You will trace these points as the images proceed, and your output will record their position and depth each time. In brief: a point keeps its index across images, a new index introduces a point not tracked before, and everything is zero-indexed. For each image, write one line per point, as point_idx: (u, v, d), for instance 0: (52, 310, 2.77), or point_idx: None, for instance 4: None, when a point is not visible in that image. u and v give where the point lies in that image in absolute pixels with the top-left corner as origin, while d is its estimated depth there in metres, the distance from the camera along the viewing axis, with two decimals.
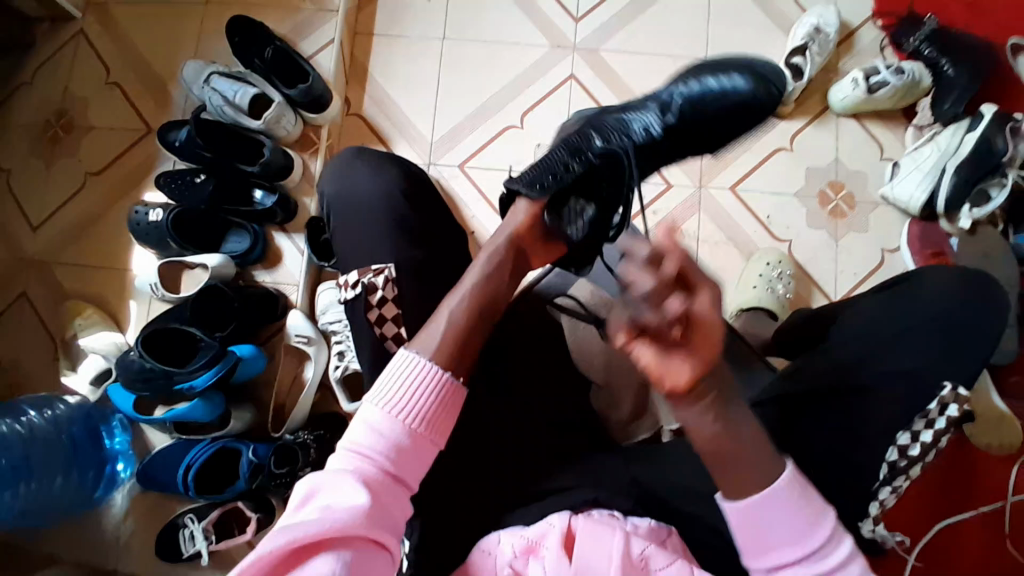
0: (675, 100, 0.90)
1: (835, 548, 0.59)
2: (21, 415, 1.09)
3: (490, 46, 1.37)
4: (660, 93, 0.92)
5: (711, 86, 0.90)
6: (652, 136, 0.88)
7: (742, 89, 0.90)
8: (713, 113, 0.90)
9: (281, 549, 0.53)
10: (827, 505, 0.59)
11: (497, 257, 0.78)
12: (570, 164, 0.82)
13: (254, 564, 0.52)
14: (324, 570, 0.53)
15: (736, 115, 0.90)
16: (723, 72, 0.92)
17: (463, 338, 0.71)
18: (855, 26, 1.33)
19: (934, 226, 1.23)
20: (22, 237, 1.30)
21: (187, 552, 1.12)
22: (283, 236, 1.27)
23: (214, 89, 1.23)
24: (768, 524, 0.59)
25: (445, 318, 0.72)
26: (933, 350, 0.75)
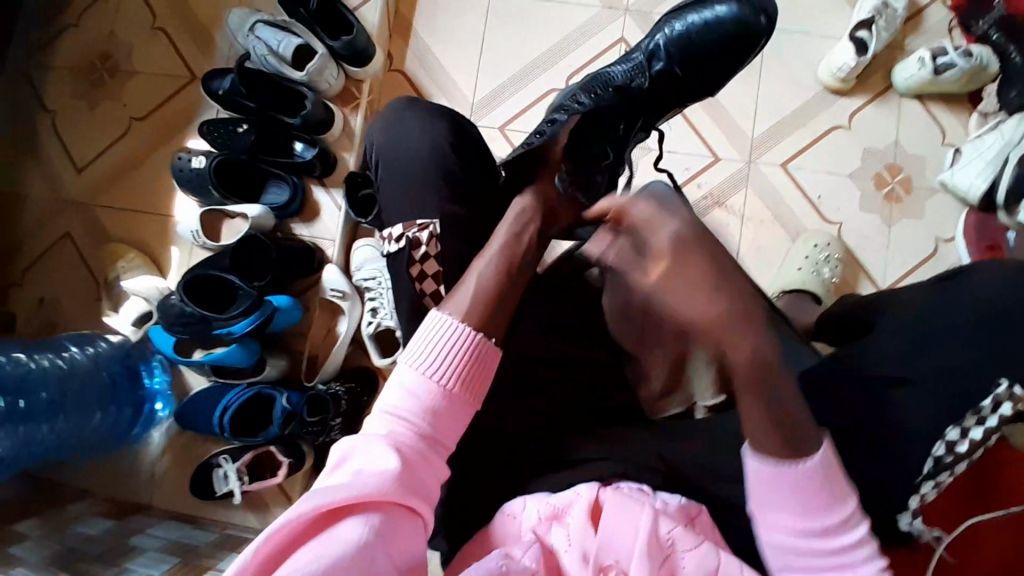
0: (661, 46, 1.00)
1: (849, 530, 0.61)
2: (64, 351, 1.12)
3: (540, 6, 1.33)
4: (646, 43, 1.02)
5: (694, 21, 1.00)
6: (641, 77, 0.99)
7: (726, 16, 0.99)
8: (712, 50, 1.00)
9: (308, 515, 0.54)
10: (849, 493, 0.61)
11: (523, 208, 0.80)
12: (551, 126, 0.91)
13: (284, 527, 0.53)
14: (352, 533, 0.54)
15: (726, 46, 1.00)
16: (706, 5, 1.01)
17: (494, 301, 0.70)
18: (925, 2, 1.26)
19: (991, 219, 1.17)
20: (67, 178, 1.32)
21: (219, 491, 1.16)
22: (322, 190, 1.27)
23: (259, 37, 1.23)
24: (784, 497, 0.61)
25: (474, 281, 0.71)
26: (987, 345, 0.72)
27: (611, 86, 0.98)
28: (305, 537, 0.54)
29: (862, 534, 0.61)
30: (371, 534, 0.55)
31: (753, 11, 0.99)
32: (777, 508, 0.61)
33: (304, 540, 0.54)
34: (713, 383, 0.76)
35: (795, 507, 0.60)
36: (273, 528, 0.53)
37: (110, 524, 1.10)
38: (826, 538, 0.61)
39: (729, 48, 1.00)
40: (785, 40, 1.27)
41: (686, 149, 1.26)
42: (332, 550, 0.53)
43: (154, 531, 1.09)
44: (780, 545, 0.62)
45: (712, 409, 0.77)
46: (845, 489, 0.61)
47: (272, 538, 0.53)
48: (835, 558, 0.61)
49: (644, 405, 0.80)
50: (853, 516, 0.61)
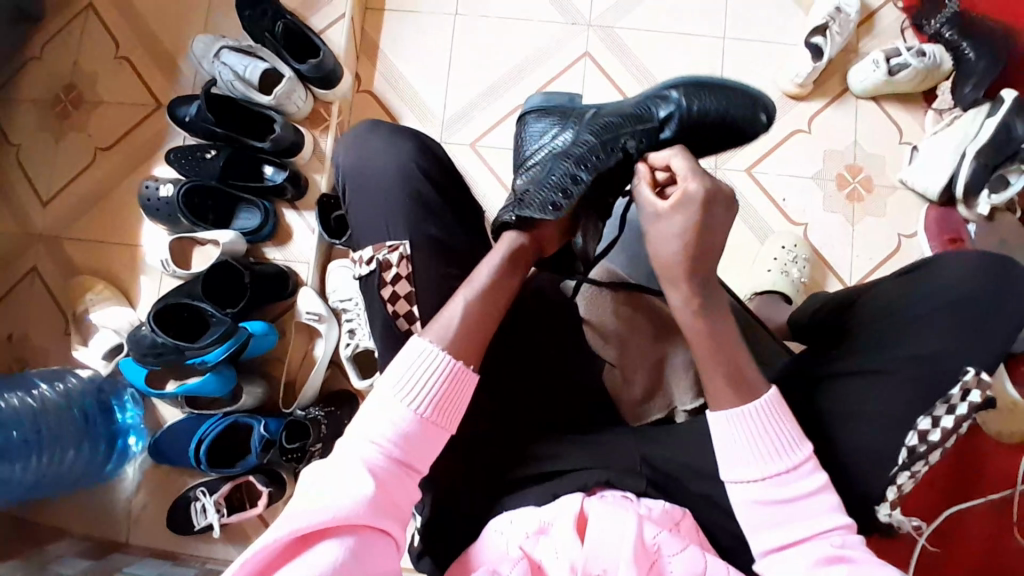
0: (675, 112, 0.82)
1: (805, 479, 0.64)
2: (32, 389, 1.09)
3: (505, 23, 1.35)
4: (651, 103, 0.83)
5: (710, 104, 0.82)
6: (649, 139, 0.81)
7: (733, 110, 0.83)
8: (716, 137, 0.84)
9: (284, 540, 0.53)
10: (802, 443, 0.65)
11: (513, 247, 0.75)
12: (572, 184, 0.78)
13: (258, 553, 0.52)
14: (329, 558, 0.54)
15: (721, 140, 0.84)
16: (716, 88, 0.83)
17: (478, 330, 0.69)
18: (876, 7, 1.30)
19: (952, 213, 1.21)
20: (32, 211, 1.29)
21: (198, 525, 1.13)
22: (294, 213, 1.26)
23: (224, 63, 1.22)
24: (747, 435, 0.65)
25: (459, 310, 0.69)
26: (953, 333, 0.74)
27: (624, 133, 0.80)
28: (280, 562, 0.54)
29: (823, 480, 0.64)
30: (347, 556, 0.55)
31: (757, 111, 0.84)
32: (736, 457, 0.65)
33: (279, 565, 0.54)
34: (689, 387, 0.81)
35: (756, 452, 0.64)
36: (248, 554, 0.52)
37: (88, 563, 1.07)
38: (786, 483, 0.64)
39: (726, 134, 0.84)
40: (744, 48, 1.31)
41: None
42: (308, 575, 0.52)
43: (133, 569, 1.06)
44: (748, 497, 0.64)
45: (693, 412, 0.80)
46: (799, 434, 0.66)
47: (247, 564, 0.52)
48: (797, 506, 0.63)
49: (625, 412, 0.82)
50: (811, 462, 0.65)
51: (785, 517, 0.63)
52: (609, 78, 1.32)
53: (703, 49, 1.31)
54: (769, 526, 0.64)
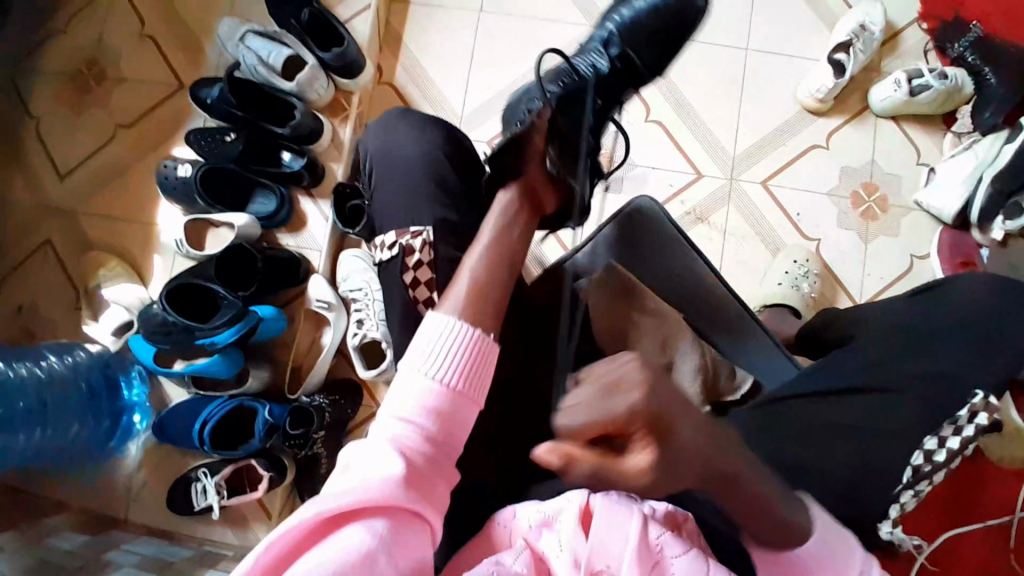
0: (613, 36, 0.94)
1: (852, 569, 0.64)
2: (41, 360, 1.10)
3: (527, 23, 1.35)
4: (592, 43, 0.96)
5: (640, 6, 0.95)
6: (598, 69, 0.92)
7: (668, 0, 0.94)
8: (656, 15, 0.94)
9: (311, 520, 0.52)
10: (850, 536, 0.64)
11: (506, 203, 0.79)
12: (528, 113, 0.84)
13: (286, 534, 0.51)
14: (358, 540, 0.53)
15: (665, 17, 0.94)
16: None
17: (483, 294, 0.71)
18: (901, 27, 1.30)
19: (966, 236, 1.21)
20: (49, 185, 1.30)
21: (199, 506, 1.14)
22: (309, 201, 1.27)
23: (249, 48, 1.23)
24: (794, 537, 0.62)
25: (466, 280, 0.72)
26: (964, 355, 0.75)
27: (568, 74, 0.91)
28: (309, 544, 0.53)
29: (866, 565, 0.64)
30: (377, 540, 0.53)
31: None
32: (809, 566, 0.63)
33: (308, 547, 0.52)
34: (697, 391, 0.79)
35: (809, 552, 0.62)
36: (275, 534, 0.51)
37: (86, 538, 1.07)
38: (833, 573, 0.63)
39: (679, 28, 0.95)
40: (765, 61, 1.31)
41: (669, 165, 1.29)
42: (336, 557, 0.51)
43: (132, 547, 1.07)
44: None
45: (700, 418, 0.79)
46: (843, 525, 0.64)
47: (276, 546, 0.51)
48: None
49: None
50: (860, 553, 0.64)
51: None
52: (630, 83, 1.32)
53: (724, 60, 1.31)
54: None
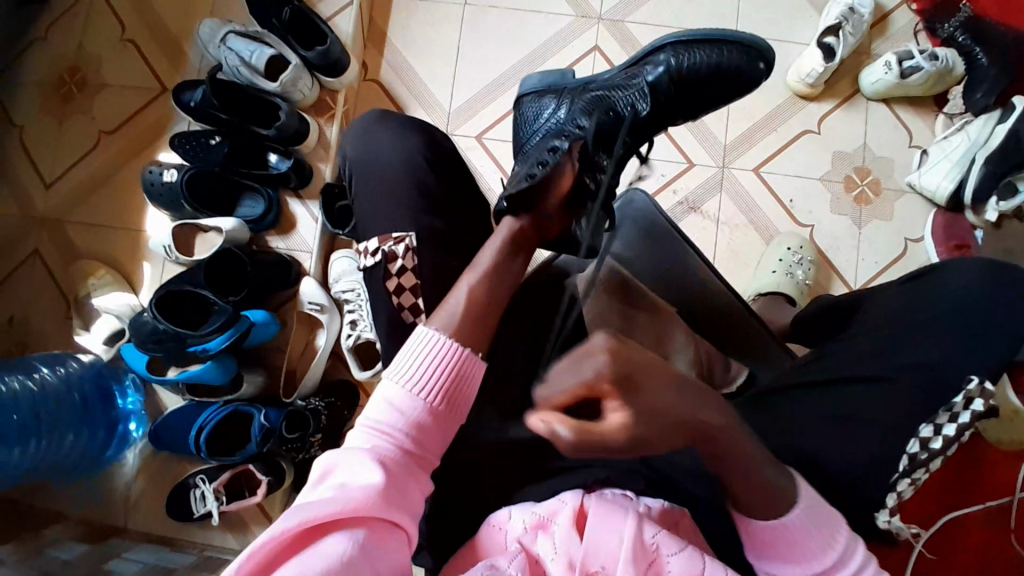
0: (660, 78, 0.88)
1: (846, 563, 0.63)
2: (33, 372, 1.09)
3: (513, 15, 1.34)
4: (637, 73, 0.89)
5: (697, 58, 0.88)
6: (637, 112, 0.87)
7: (722, 57, 0.88)
8: (706, 71, 0.89)
9: (293, 530, 0.53)
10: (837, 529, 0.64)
11: (512, 231, 0.78)
12: (551, 155, 0.81)
13: (267, 544, 0.52)
14: (338, 549, 0.54)
15: (714, 78, 0.89)
16: (704, 41, 0.89)
17: (475, 322, 0.70)
18: (890, 8, 1.29)
19: (959, 219, 1.20)
20: (35, 194, 1.29)
21: (197, 512, 1.13)
22: (297, 202, 1.25)
23: (230, 49, 1.21)
24: (779, 538, 0.64)
25: (461, 298, 0.72)
26: (960, 340, 0.74)
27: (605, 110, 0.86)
28: (286, 555, 0.53)
29: (862, 561, 0.64)
30: (355, 549, 0.54)
31: (753, 56, 0.89)
32: (778, 555, 0.64)
33: (288, 556, 0.53)
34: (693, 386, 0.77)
35: (796, 547, 0.64)
36: (256, 545, 0.52)
37: (86, 548, 1.07)
38: (828, 573, 0.63)
39: (722, 85, 0.90)
40: None
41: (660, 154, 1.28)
42: (315, 566, 0.52)
43: (131, 555, 1.07)
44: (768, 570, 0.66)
45: None
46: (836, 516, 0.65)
47: (253, 557, 0.52)
48: None
49: None
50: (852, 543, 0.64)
51: None
52: None
53: None
54: None
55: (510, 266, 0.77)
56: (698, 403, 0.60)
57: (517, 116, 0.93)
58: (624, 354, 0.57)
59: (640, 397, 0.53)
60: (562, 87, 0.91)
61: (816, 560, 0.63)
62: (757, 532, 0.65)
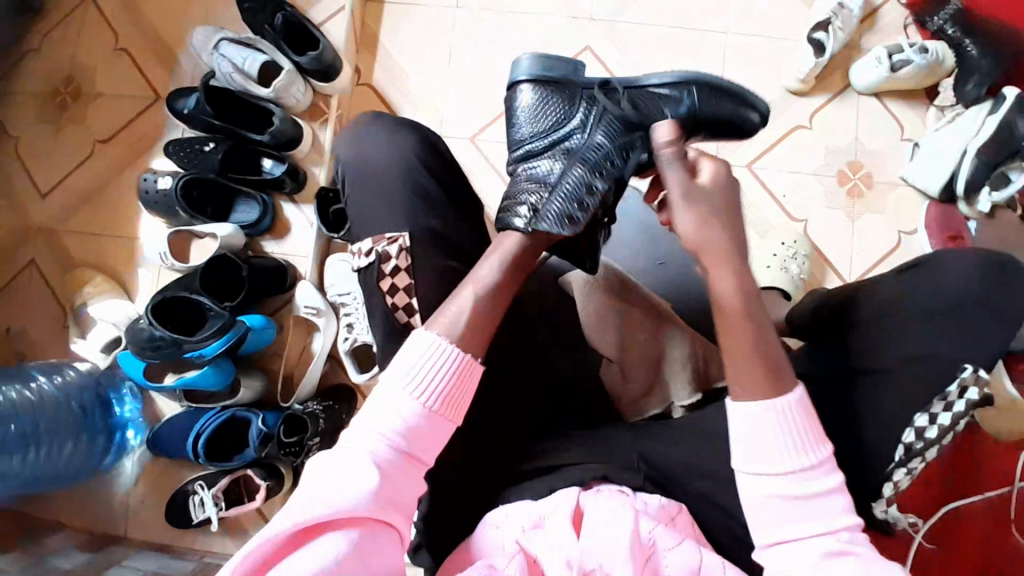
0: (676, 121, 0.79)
1: (823, 477, 0.63)
2: (31, 380, 1.09)
3: (505, 17, 1.34)
4: (656, 107, 0.78)
5: (714, 108, 0.80)
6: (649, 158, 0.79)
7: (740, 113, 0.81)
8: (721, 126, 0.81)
9: (288, 531, 0.54)
10: (822, 440, 0.63)
11: (521, 247, 0.73)
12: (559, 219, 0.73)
13: (264, 544, 0.54)
14: (332, 550, 0.55)
15: (726, 129, 0.82)
16: (726, 92, 0.80)
17: (475, 338, 0.68)
18: (879, 3, 1.29)
19: (953, 210, 1.21)
20: (32, 204, 1.29)
21: (196, 518, 1.13)
22: (291, 205, 1.26)
23: (223, 55, 1.22)
24: (759, 429, 0.63)
25: (462, 308, 0.69)
26: (956, 328, 0.74)
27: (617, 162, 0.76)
28: (283, 552, 0.55)
29: (837, 481, 0.63)
30: (350, 550, 0.55)
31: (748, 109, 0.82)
32: (758, 448, 0.63)
33: (283, 555, 0.55)
34: (687, 381, 0.80)
35: (778, 443, 0.63)
36: (253, 546, 0.54)
37: (85, 556, 1.07)
38: (802, 481, 0.63)
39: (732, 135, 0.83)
40: (745, 44, 1.30)
41: None
42: (310, 568, 0.53)
43: (131, 562, 1.07)
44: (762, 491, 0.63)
45: (689, 407, 0.79)
46: (821, 435, 0.64)
47: (251, 555, 0.53)
48: (811, 504, 0.62)
49: (623, 409, 0.81)
50: (830, 464, 0.64)
51: (796, 514, 0.62)
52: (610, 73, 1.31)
53: (705, 44, 1.31)
54: (773, 523, 0.63)
55: (513, 279, 0.73)
56: (724, 275, 0.67)
57: (511, 102, 0.79)
58: (700, 195, 0.69)
59: (714, 197, 0.69)
60: (570, 90, 0.78)
61: (792, 461, 0.62)
62: (740, 418, 0.64)
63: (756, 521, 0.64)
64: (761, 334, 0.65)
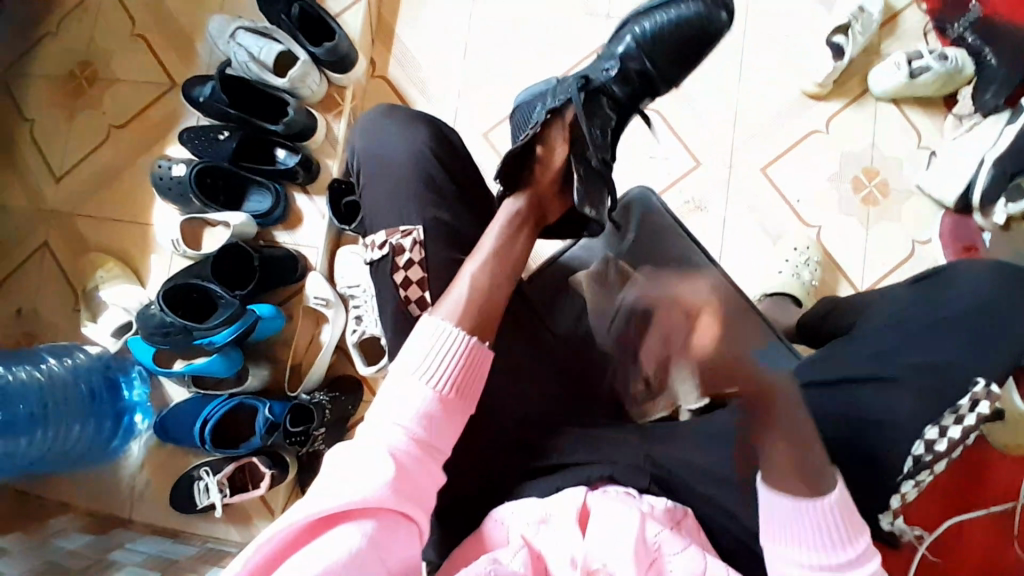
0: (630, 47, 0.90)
1: (858, 567, 0.63)
2: (40, 363, 1.10)
3: (522, 12, 1.34)
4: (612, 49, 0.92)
5: (664, 19, 0.89)
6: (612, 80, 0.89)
7: (691, 14, 0.89)
8: (675, 27, 0.89)
9: (305, 521, 0.55)
10: (863, 529, 0.64)
11: (511, 213, 0.80)
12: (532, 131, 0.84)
13: (287, 530, 0.54)
14: (348, 543, 0.55)
15: (691, 38, 0.90)
16: (671, 2, 0.91)
17: (480, 319, 0.70)
18: (899, 8, 1.28)
19: (967, 221, 1.20)
20: (46, 186, 1.30)
21: (201, 504, 1.14)
22: (304, 196, 1.26)
23: (240, 44, 1.22)
24: (801, 523, 0.64)
25: (466, 283, 0.72)
26: (968, 340, 0.73)
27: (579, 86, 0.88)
28: (303, 541, 0.55)
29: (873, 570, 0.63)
30: (367, 543, 0.55)
31: (718, 8, 0.89)
32: (797, 538, 0.64)
33: (300, 546, 0.55)
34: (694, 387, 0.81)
35: (819, 537, 0.63)
36: (266, 538, 0.54)
37: (90, 538, 1.08)
38: (839, 570, 0.63)
39: (699, 41, 0.90)
40: (762, 46, 1.29)
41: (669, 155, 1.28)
42: (327, 559, 0.53)
43: (135, 545, 1.08)
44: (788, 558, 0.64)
45: (697, 411, 0.80)
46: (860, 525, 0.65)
47: (270, 545, 0.54)
48: None
49: (631, 410, 0.81)
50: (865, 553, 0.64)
51: None
52: None
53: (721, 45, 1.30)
54: None
55: (509, 248, 0.78)
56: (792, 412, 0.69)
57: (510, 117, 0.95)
58: (738, 386, 0.73)
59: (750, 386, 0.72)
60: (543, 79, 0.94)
61: (832, 552, 0.63)
62: (783, 511, 0.64)
63: None
64: (794, 433, 0.67)
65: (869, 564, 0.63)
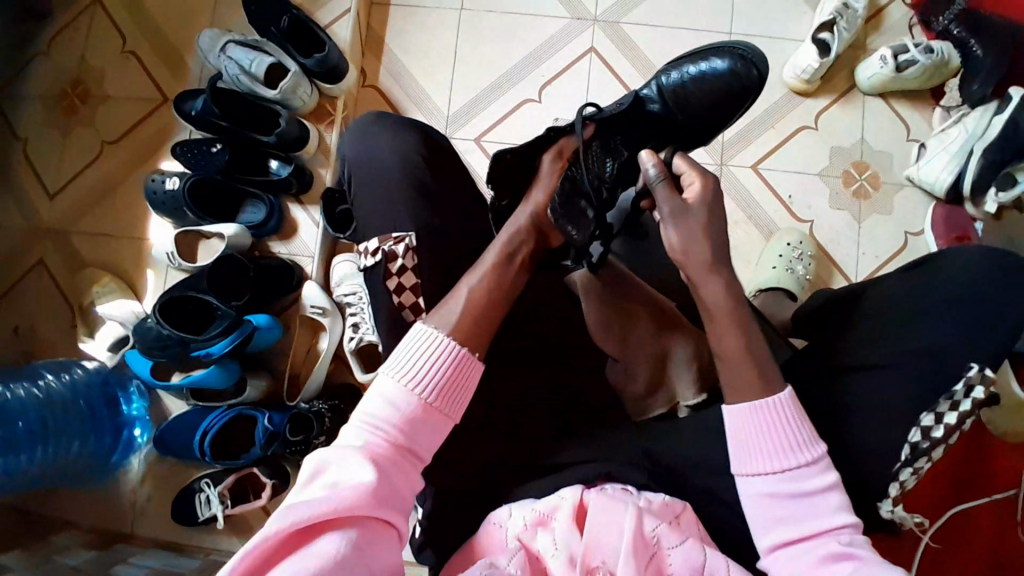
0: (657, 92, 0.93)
1: (816, 478, 0.65)
2: (39, 379, 1.10)
3: (509, 19, 1.35)
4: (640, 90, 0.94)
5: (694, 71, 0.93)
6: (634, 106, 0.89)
7: (720, 70, 0.93)
8: (704, 81, 0.93)
9: (285, 529, 0.53)
10: (817, 441, 0.66)
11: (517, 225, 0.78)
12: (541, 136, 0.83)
13: (261, 542, 0.53)
14: (329, 548, 0.54)
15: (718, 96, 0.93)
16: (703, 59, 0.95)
17: (472, 325, 0.69)
18: (884, 3, 1.30)
19: (959, 211, 1.21)
20: (40, 204, 1.30)
21: (203, 516, 1.14)
22: (299, 208, 1.27)
23: (230, 58, 1.21)
24: (759, 435, 0.66)
25: (462, 298, 0.71)
26: (960, 326, 0.74)
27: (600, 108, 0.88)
28: (281, 552, 0.54)
29: (831, 480, 0.66)
30: (348, 549, 0.55)
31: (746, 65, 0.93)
32: (758, 453, 0.66)
33: (279, 557, 0.54)
34: (692, 382, 0.79)
35: (774, 446, 0.66)
36: (247, 547, 0.53)
37: (91, 554, 1.07)
38: (797, 479, 0.65)
39: (725, 98, 0.93)
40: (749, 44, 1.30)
41: None
42: (307, 566, 0.52)
43: (137, 560, 1.07)
44: (754, 490, 0.66)
45: (695, 407, 0.79)
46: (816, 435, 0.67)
47: (250, 554, 0.53)
48: (806, 504, 0.65)
49: (628, 408, 0.79)
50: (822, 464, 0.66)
51: (790, 515, 0.65)
52: (615, 74, 1.31)
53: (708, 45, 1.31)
54: (776, 523, 0.65)
55: (505, 261, 0.75)
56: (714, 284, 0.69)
57: None
58: (685, 213, 0.71)
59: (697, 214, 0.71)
60: None
61: (788, 458, 0.66)
62: (744, 423, 0.67)
63: (759, 523, 0.66)
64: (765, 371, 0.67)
65: (825, 476, 0.66)
